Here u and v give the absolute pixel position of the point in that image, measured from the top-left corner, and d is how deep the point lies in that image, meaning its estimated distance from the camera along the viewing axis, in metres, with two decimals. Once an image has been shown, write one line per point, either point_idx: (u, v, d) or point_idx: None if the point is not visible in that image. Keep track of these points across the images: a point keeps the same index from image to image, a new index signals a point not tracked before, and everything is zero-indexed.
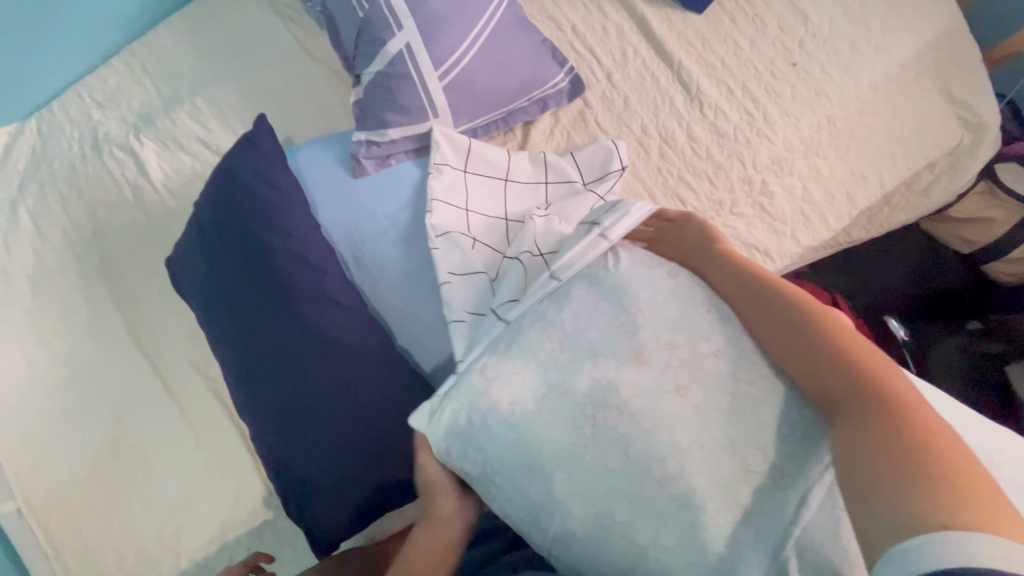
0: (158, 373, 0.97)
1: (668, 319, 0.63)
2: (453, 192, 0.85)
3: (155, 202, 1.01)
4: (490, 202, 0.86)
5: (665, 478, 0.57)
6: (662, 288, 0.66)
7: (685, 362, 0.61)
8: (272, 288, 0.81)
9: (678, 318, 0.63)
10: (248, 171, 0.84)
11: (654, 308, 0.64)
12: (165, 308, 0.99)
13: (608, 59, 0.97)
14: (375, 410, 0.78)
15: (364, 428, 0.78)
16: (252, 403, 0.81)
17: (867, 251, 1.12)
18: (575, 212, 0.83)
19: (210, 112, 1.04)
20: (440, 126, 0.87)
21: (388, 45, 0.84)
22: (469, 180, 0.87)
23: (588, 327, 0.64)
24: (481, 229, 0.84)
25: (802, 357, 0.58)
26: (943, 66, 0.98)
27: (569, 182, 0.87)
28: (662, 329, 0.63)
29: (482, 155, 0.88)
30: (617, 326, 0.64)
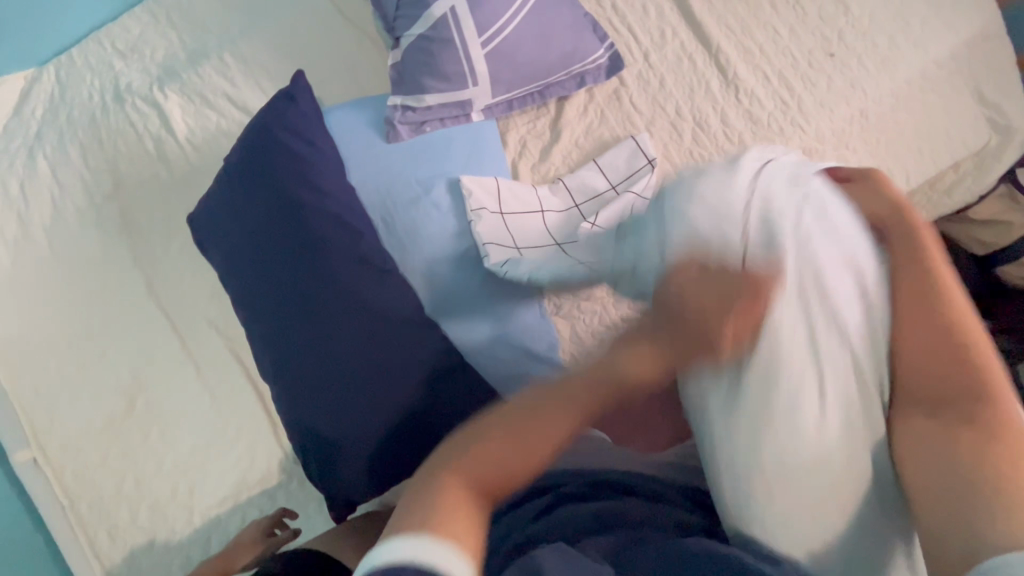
0: (177, 330, 0.96)
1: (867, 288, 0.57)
2: (500, 236, 0.83)
3: (178, 158, 0.99)
4: (533, 236, 0.85)
5: (817, 458, 0.52)
6: (855, 236, 0.59)
7: (861, 311, 0.55)
8: (304, 248, 0.80)
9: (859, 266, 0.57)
10: (280, 127, 0.83)
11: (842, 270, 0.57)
12: (184, 266, 0.98)
13: (647, 38, 0.96)
14: (403, 373, 0.78)
15: (392, 391, 0.78)
16: (276, 361, 0.81)
17: None
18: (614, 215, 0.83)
19: (238, 68, 1.02)
20: (464, 178, 0.86)
21: (432, 8, 0.83)
22: (508, 221, 0.84)
23: (789, 300, 0.54)
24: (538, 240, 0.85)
25: (917, 331, 0.55)
26: (979, 66, 0.99)
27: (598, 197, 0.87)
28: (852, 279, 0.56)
29: (513, 193, 0.86)
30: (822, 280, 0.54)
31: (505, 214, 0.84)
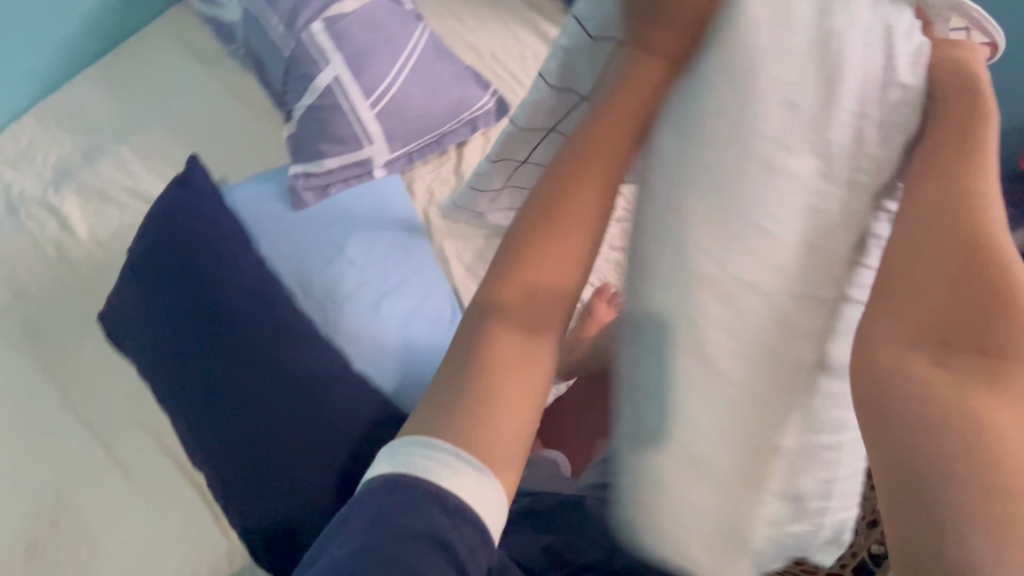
0: (100, 435, 0.91)
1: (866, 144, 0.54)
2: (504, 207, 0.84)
3: (83, 257, 0.97)
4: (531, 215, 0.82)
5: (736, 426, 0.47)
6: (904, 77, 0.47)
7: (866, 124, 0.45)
8: (221, 326, 0.80)
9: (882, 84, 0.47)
10: (182, 213, 0.84)
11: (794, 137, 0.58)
12: (102, 367, 0.94)
13: (529, 80, 1.03)
14: (340, 433, 0.78)
15: (331, 453, 0.77)
16: (207, 446, 0.79)
17: None
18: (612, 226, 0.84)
19: (137, 161, 1.02)
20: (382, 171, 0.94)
21: (317, 80, 0.87)
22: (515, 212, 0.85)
23: (778, 111, 0.46)
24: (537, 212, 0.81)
25: (937, 234, 0.39)
26: None
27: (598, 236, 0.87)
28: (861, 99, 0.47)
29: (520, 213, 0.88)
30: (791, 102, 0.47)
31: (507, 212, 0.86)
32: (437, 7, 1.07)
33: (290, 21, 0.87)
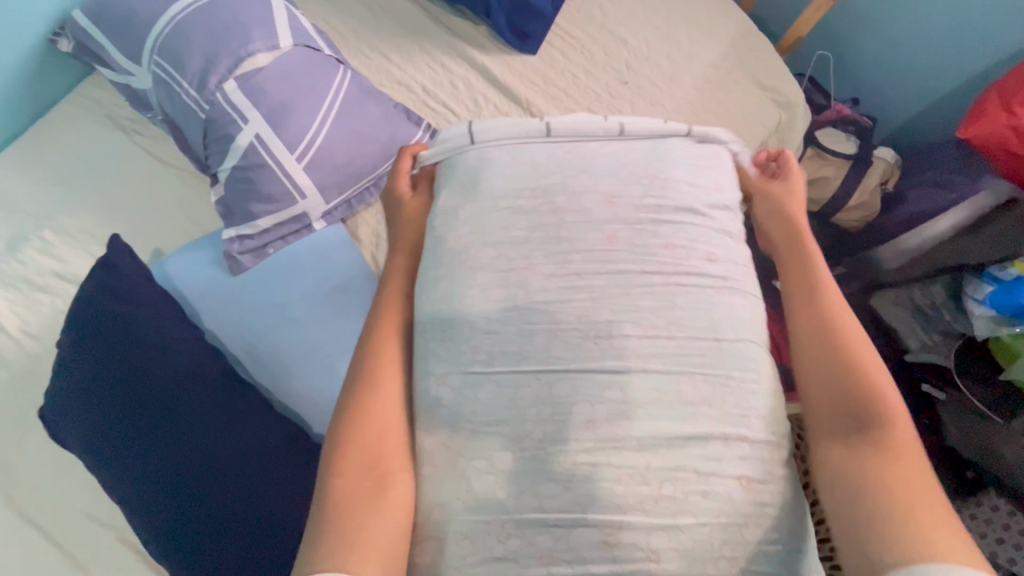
0: (54, 538, 0.86)
1: (675, 200, 0.66)
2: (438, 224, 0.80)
3: (15, 353, 0.91)
4: None
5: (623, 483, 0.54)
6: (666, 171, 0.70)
7: (612, 218, 0.64)
8: (160, 413, 0.75)
9: (624, 175, 0.67)
10: (110, 297, 0.79)
11: (616, 196, 0.65)
12: (46, 467, 0.88)
13: (462, 110, 1.01)
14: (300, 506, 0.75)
15: (294, 529, 0.74)
16: (162, 542, 0.74)
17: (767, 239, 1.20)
18: None
19: (64, 243, 0.97)
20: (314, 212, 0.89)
21: (237, 139, 0.83)
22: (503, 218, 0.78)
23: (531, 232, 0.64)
24: None
25: (814, 346, 0.61)
26: (750, 61, 1.12)
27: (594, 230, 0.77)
28: (604, 183, 0.67)
29: None
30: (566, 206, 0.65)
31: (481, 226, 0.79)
32: (359, 47, 1.04)
33: (201, 82, 0.83)
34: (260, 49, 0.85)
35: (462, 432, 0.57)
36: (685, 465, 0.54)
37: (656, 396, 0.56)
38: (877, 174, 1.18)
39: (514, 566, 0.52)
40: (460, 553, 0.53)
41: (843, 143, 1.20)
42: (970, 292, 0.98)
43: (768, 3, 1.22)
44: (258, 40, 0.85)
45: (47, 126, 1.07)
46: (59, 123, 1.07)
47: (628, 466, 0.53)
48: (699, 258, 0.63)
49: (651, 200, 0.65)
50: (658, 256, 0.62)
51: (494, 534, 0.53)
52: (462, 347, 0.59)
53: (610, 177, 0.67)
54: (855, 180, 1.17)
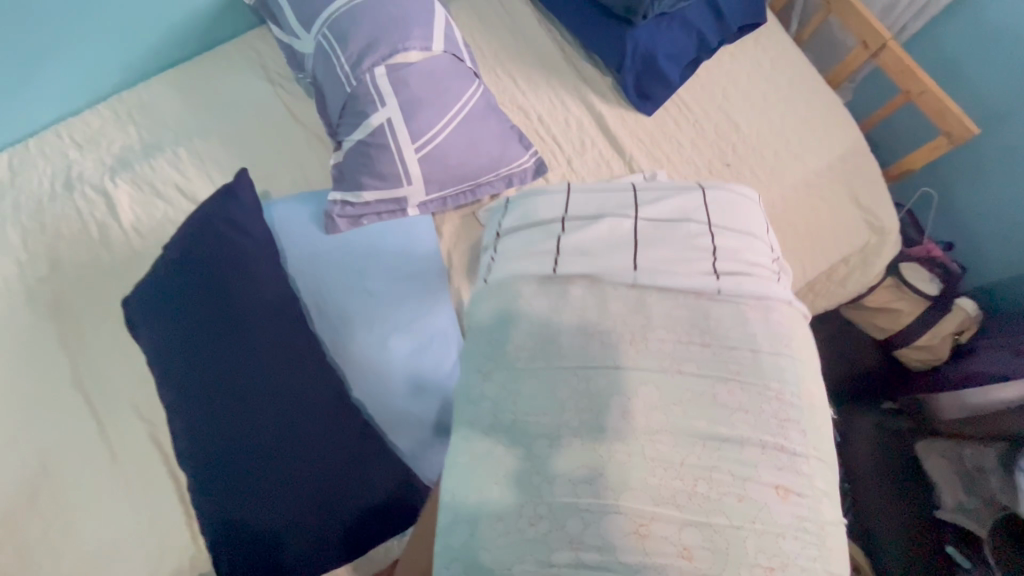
0: (94, 411, 0.94)
1: (722, 259, 0.74)
2: (541, 213, 0.82)
3: (122, 243, 1.02)
4: (589, 206, 0.81)
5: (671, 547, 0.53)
6: (679, 237, 0.76)
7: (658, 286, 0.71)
8: (232, 334, 0.82)
9: (665, 237, 0.76)
10: (224, 220, 0.88)
11: (657, 246, 0.75)
12: (112, 349, 0.97)
13: (568, 147, 1.07)
14: (328, 475, 0.79)
15: (317, 497, 0.78)
16: (193, 443, 0.80)
17: (827, 343, 1.22)
18: (692, 213, 0.79)
19: (192, 162, 1.08)
20: (414, 191, 0.95)
21: (371, 118, 0.92)
22: (576, 198, 0.83)
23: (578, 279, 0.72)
24: (581, 203, 0.82)
25: None
26: (854, 178, 1.13)
27: (670, 211, 0.80)
28: (655, 248, 0.75)
29: (596, 201, 0.82)
30: (616, 253, 0.75)
31: (574, 194, 0.83)
32: (493, 67, 1.13)
33: (357, 61, 0.92)
34: (414, 47, 0.94)
35: (506, 419, 0.64)
36: (737, 532, 0.57)
37: (696, 444, 0.61)
38: (954, 322, 1.16)
39: (544, 549, 0.57)
40: (489, 538, 0.59)
41: (928, 283, 1.18)
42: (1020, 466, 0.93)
43: (888, 127, 1.23)
44: (415, 39, 0.94)
45: (208, 62, 1.20)
46: (219, 61, 1.20)
47: (668, 507, 0.58)
48: (740, 308, 0.70)
49: (691, 270, 0.73)
50: (700, 310, 0.70)
51: (527, 516, 0.59)
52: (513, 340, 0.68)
53: (653, 231, 0.77)
54: (927, 322, 1.16)
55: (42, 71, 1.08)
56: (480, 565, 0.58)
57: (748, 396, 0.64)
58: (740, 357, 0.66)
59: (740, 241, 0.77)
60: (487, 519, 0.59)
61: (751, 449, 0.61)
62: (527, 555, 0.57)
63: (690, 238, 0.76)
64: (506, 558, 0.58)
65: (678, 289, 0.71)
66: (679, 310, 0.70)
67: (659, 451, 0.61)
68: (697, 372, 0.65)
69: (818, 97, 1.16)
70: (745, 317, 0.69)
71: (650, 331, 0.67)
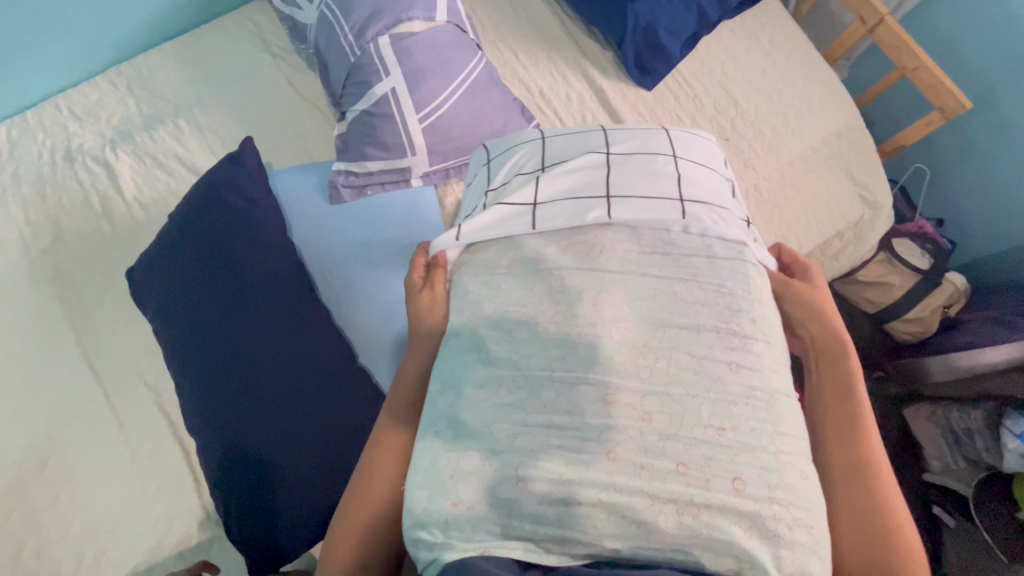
0: (101, 381, 0.94)
1: (694, 196, 0.69)
2: (518, 164, 0.77)
3: (124, 215, 1.02)
4: (572, 151, 0.76)
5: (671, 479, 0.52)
6: (652, 172, 0.71)
7: (628, 219, 0.67)
8: (240, 301, 0.83)
9: (636, 175, 0.70)
10: (230, 188, 0.88)
11: (627, 184, 0.70)
12: (117, 320, 0.98)
13: (569, 121, 1.08)
14: (342, 448, 0.81)
15: (331, 469, 0.80)
16: (202, 406, 0.82)
17: None
18: (661, 143, 0.74)
19: (193, 134, 1.08)
20: (417, 162, 0.95)
21: (375, 87, 0.92)
22: (551, 145, 0.77)
23: (544, 218, 0.69)
24: (557, 148, 0.77)
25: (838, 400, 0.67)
26: (849, 152, 1.15)
27: (635, 147, 0.74)
28: (627, 182, 0.70)
29: (574, 147, 0.76)
30: (585, 190, 0.70)
31: (549, 140, 0.78)
32: (495, 41, 1.13)
33: (361, 31, 0.92)
34: (418, 17, 0.94)
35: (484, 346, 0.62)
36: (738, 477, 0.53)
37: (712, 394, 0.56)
38: (943, 296, 1.19)
39: (514, 463, 0.54)
40: (454, 455, 0.56)
41: (918, 257, 1.21)
42: (1009, 425, 0.97)
43: (882, 105, 1.25)
44: (419, 8, 0.94)
45: (209, 35, 1.19)
46: (218, 34, 1.19)
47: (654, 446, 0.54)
48: (710, 240, 0.66)
49: (661, 207, 0.68)
50: (669, 246, 0.66)
51: (503, 430, 0.56)
52: (516, 298, 0.64)
53: (623, 170, 0.71)
54: (918, 296, 1.19)
55: (38, 39, 1.07)
56: (444, 483, 0.54)
57: (712, 309, 0.62)
58: (696, 262, 0.65)
59: (711, 183, 0.72)
60: (465, 463, 0.55)
61: (749, 400, 0.56)
62: (497, 474, 0.54)
63: (659, 174, 0.71)
64: (471, 477, 0.54)
65: (643, 219, 0.67)
66: (645, 241, 0.66)
67: (643, 384, 0.57)
68: (660, 276, 0.64)
69: (815, 73, 1.17)
70: (716, 256, 0.65)
71: (616, 245, 0.66)
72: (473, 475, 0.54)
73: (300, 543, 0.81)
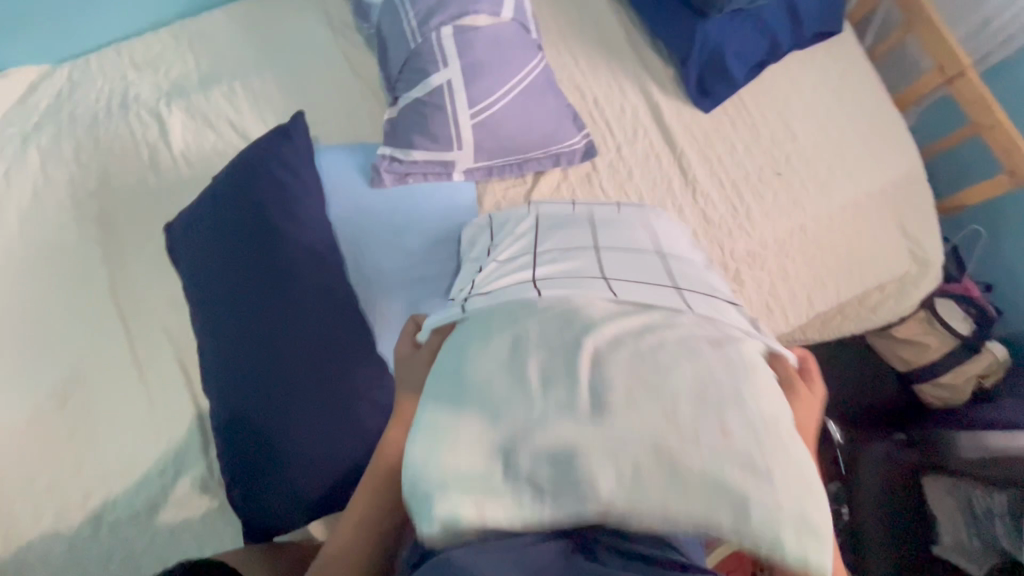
0: (128, 328, 0.97)
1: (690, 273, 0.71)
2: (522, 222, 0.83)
3: (170, 169, 1.04)
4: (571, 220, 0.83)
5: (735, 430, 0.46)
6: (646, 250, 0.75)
7: (628, 267, 0.67)
8: (271, 272, 0.84)
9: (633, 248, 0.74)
10: (275, 159, 0.88)
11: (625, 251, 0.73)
12: (150, 270, 1.00)
13: (620, 134, 1.06)
14: (349, 437, 0.81)
15: (336, 457, 0.81)
16: (223, 370, 0.83)
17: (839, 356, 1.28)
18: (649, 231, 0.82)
19: (245, 98, 1.09)
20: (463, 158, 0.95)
21: (431, 77, 0.91)
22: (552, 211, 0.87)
23: (545, 261, 0.70)
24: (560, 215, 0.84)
25: None
26: (905, 204, 1.10)
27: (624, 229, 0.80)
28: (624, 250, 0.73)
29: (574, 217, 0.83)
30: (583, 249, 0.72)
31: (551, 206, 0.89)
32: (556, 42, 1.12)
33: (424, 18, 0.91)
34: (483, 11, 0.92)
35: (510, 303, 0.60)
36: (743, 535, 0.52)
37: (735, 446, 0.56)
38: (979, 365, 1.15)
39: (560, 407, 0.47)
40: (490, 389, 0.50)
41: (961, 322, 1.16)
42: None
43: (947, 159, 1.20)
44: (485, 2, 0.92)
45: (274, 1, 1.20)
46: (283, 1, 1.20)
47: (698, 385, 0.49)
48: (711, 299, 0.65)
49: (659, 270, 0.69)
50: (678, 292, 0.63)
51: (539, 368, 0.50)
52: None
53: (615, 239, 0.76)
54: (952, 361, 1.15)
55: None
56: (483, 431, 0.47)
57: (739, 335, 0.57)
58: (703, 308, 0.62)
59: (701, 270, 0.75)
60: (499, 397, 0.49)
61: None
62: (539, 418, 0.47)
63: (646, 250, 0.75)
64: (513, 416, 0.47)
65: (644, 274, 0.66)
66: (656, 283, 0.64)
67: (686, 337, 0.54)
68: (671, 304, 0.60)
69: (882, 117, 1.12)
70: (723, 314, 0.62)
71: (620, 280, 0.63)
72: (506, 414, 0.48)
73: (299, 517, 0.83)
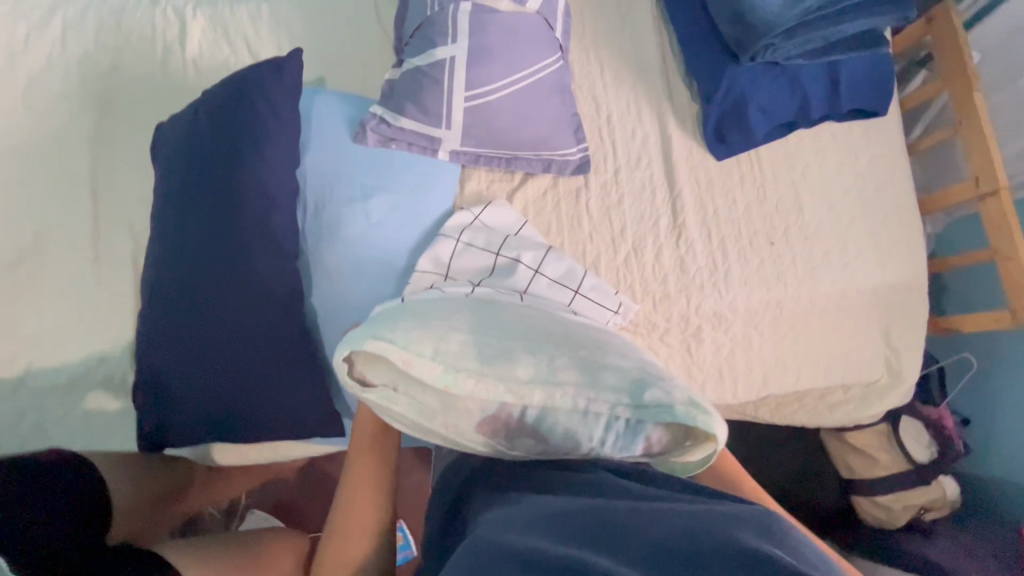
0: (96, 212, 0.99)
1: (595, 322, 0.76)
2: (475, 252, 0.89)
3: (178, 72, 1.05)
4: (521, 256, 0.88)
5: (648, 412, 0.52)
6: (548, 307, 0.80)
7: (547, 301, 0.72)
8: (223, 198, 0.84)
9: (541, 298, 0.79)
10: (260, 89, 0.87)
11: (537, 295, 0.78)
12: (132, 163, 1.02)
13: (623, 157, 1.03)
14: (246, 383, 0.82)
15: (227, 402, 0.82)
16: (157, 279, 0.85)
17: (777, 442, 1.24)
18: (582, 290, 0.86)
19: (269, 21, 1.09)
20: (449, 138, 0.93)
21: (437, 50, 0.89)
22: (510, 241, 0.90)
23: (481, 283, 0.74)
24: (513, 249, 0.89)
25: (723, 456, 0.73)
26: (898, 310, 1.03)
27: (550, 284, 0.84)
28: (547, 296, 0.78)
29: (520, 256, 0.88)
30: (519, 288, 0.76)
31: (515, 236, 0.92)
32: (587, 47, 1.08)
33: None
34: None
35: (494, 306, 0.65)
36: None
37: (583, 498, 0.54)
38: (924, 496, 1.09)
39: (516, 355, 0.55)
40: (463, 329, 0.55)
41: (920, 447, 1.10)
42: None
43: (960, 277, 1.12)
44: None
45: None
46: None
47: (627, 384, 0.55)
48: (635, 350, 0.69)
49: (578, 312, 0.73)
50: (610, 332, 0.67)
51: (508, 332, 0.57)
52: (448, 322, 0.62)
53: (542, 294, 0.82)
54: (897, 483, 1.09)
55: None
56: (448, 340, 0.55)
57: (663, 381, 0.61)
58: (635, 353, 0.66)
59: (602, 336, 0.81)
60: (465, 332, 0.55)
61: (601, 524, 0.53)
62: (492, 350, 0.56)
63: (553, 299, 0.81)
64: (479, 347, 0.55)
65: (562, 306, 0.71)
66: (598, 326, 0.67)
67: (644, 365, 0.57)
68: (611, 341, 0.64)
69: (902, 215, 1.05)
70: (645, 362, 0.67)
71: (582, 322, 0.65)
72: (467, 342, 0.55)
73: (187, 438, 0.84)
